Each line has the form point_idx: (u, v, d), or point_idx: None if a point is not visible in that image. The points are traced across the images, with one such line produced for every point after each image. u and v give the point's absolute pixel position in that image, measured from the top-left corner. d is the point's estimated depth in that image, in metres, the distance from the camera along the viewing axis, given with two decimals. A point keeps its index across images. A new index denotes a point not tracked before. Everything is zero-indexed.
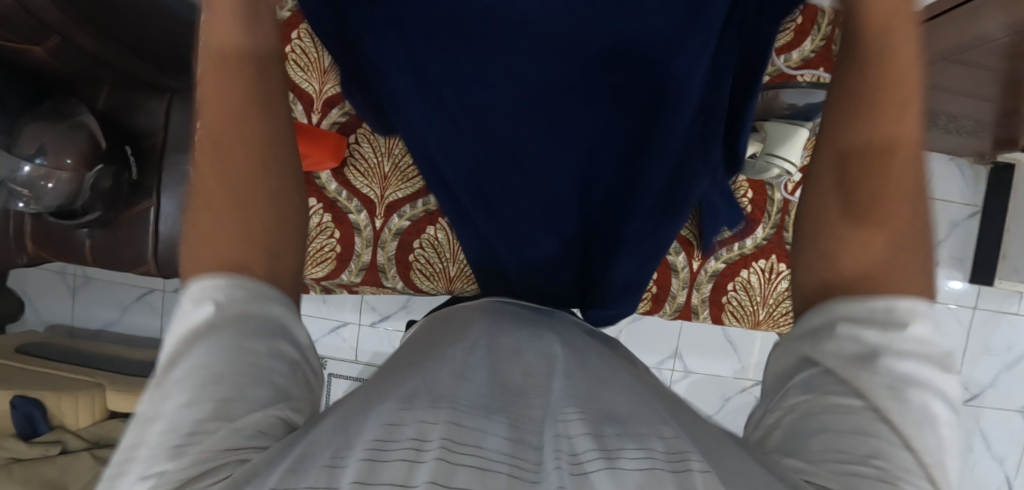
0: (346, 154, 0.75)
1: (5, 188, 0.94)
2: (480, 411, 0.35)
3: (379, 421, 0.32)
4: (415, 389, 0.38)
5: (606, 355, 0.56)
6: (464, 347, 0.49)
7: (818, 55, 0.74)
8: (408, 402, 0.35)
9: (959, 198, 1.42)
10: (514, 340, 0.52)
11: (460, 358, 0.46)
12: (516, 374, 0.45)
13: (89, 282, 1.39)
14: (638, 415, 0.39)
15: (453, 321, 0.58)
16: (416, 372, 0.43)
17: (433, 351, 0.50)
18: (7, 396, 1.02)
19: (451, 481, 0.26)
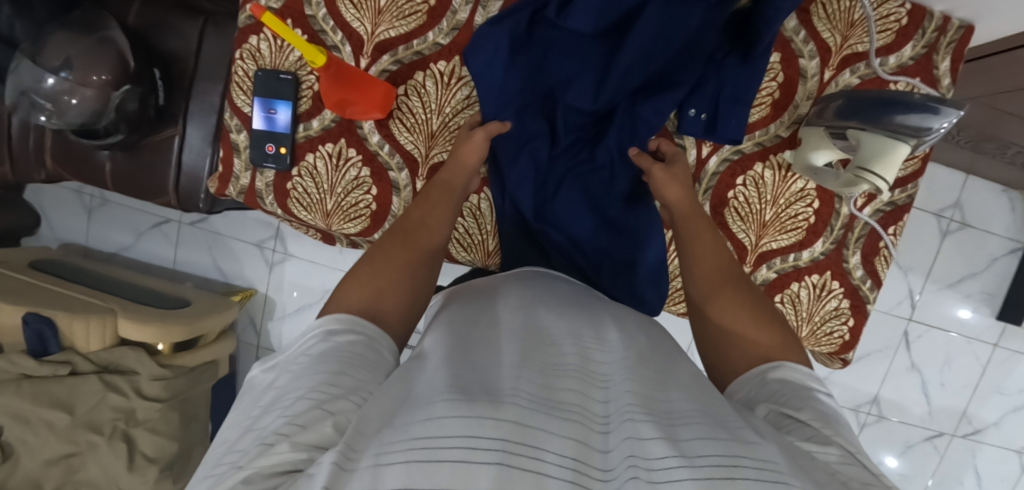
0: (393, 106, 0.70)
1: (24, 98, 0.89)
2: (535, 405, 0.34)
3: (434, 414, 0.30)
4: (468, 381, 0.36)
5: (649, 343, 0.54)
6: (511, 331, 0.47)
7: (917, 63, 0.68)
8: (462, 391, 0.34)
9: (1004, 232, 1.37)
10: (558, 329, 0.50)
11: (515, 352, 0.43)
12: (570, 367, 0.42)
13: (104, 204, 1.37)
14: (725, 421, 0.37)
15: (495, 299, 0.56)
16: (468, 361, 0.41)
17: (481, 335, 0.48)
18: (17, 311, 1.01)
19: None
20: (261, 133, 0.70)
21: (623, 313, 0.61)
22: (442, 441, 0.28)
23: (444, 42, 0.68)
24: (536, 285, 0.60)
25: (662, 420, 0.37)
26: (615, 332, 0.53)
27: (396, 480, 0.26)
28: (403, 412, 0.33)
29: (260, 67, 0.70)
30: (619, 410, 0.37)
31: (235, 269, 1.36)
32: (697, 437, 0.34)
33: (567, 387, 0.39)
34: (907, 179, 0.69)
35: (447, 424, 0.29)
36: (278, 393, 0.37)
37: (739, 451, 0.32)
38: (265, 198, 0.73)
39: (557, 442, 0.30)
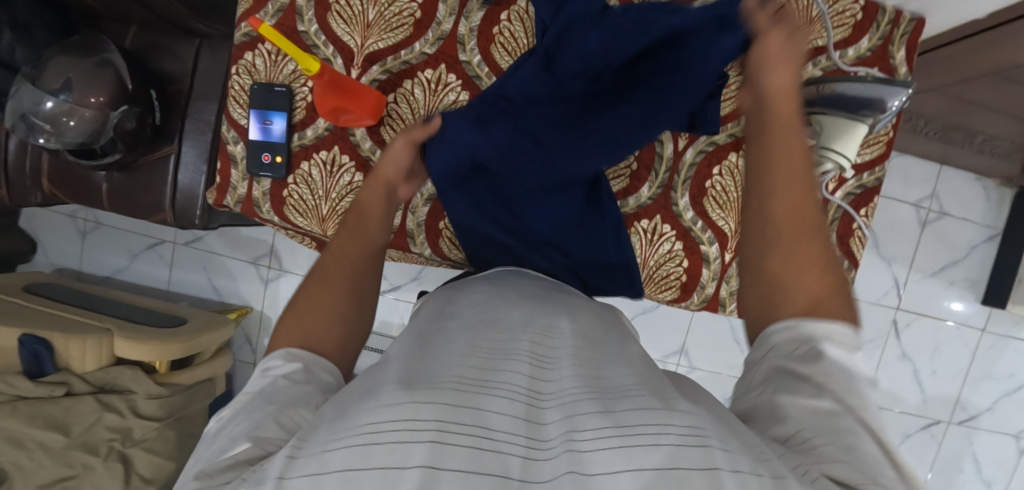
0: (384, 113, 0.73)
1: (23, 121, 0.91)
2: (477, 387, 0.37)
3: (378, 403, 0.33)
4: (415, 374, 0.38)
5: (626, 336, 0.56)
6: (465, 324, 0.51)
7: (874, 54, 0.72)
8: (409, 381, 0.37)
9: (981, 219, 1.41)
10: (514, 317, 0.52)
11: (466, 342, 0.46)
12: (520, 350, 0.44)
13: (99, 228, 1.38)
14: (663, 394, 0.39)
15: (454, 300, 0.59)
16: (420, 357, 0.43)
17: (436, 332, 0.51)
18: (13, 334, 1.01)
19: (446, 462, 0.29)
20: (257, 144, 0.73)
21: (580, 304, 0.63)
22: (380, 426, 0.31)
23: (431, 51, 0.71)
24: (504, 281, 0.63)
25: (595, 395, 0.38)
26: (568, 320, 0.54)
27: (339, 464, 0.29)
28: (352, 404, 0.35)
29: (255, 81, 0.73)
30: (562, 390, 0.39)
31: (232, 287, 1.37)
32: (629, 408, 0.35)
33: (513, 368, 0.41)
34: (875, 163, 0.73)
35: (385, 411, 0.32)
36: (223, 427, 0.40)
37: (667, 420, 0.33)
38: (262, 206, 0.75)
39: (494, 419, 0.33)
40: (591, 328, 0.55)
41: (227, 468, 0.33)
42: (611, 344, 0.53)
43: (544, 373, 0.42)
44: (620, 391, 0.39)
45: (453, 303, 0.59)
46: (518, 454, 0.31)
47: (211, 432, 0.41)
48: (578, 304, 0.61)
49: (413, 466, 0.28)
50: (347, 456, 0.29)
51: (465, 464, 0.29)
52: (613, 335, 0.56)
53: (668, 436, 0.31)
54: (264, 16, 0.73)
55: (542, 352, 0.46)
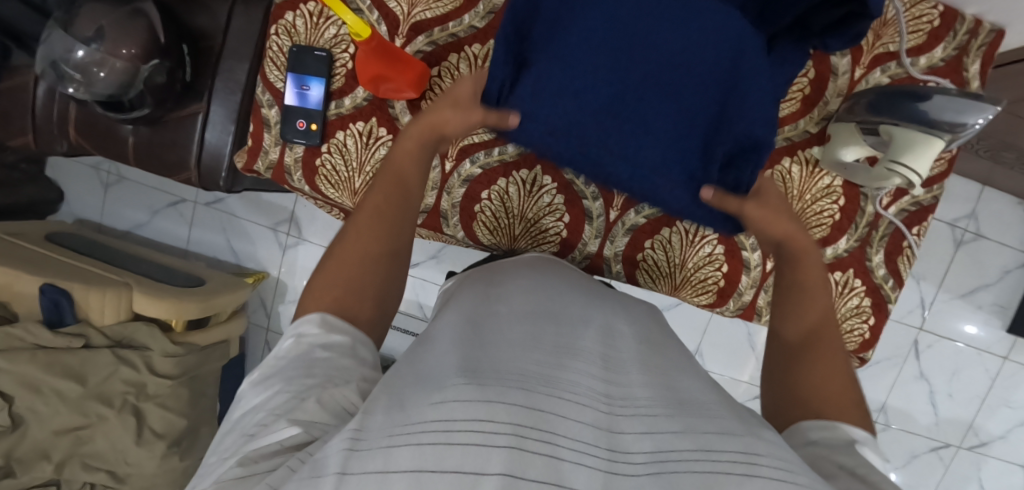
0: (427, 87, 0.69)
1: (54, 69, 0.89)
2: (544, 387, 0.35)
3: (445, 398, 0.31)
4: (477, 365, 0.37)
5: (665, 339, 0.54)
6: (517, 310, 0.49)
7: (947, 64, 0.68)
8: (471, 374, 0.35)
9: (1018, 244, 1.36)
10: (571, 314, 0.50)
11: (525, 332, 0.44)
12: (583, 349, 0.43)
13: (121, 182, 1.38)
14: (742, 419, 0.38)
15: (500, 284, 0.58)
16: (478, 343, 0.41)
17: (487, 315, 0.49)
18: (31, 282, 1.01)
19: (525, 472, 0.27)
20: (293, 108, 0.70)
21: (632, 302, 0.61)
22: (452, 424, 0.29)
23: (480, 25, 0.68)
24: (553, 272, 0.62)
25: (673, 408, 0.37)
26: (625, 323, 0.53)
27: (408, 462, 0.27)
28: (412, 393, 0.34)
29: (294, 42, 0.70)
30: (633, 399, 0.38)
31: (250, 250, 1.36)
32: (708, 431, 0.34)
33: (580, 371, 0.39)
34: (933, 180, 0.70)
35: (456, 408, 0.30)
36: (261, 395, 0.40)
37: (755, 450, 0.32)
38: (293, 174, 0.73)
39: (566, 426, 0.31)
40: (645, 329, 0.53)
41: (272, 452, 0.33)
42: (664, 347, 0.52)
43: (609, 376, 0.41)
44: (697, 407, 0.38)
45: (497, 285, 0.57)
46: (594, 466, 0.29)
47: (242, 402, 0.41)
48: (635, 309, 0.58)
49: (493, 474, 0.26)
50: (417, 456, 0.27)
51: (542, 475, 0.27)
52: (661, 338, 0.54)
53: (760, 468, 0.30)
54: None
55: (604, 354, 0.44)
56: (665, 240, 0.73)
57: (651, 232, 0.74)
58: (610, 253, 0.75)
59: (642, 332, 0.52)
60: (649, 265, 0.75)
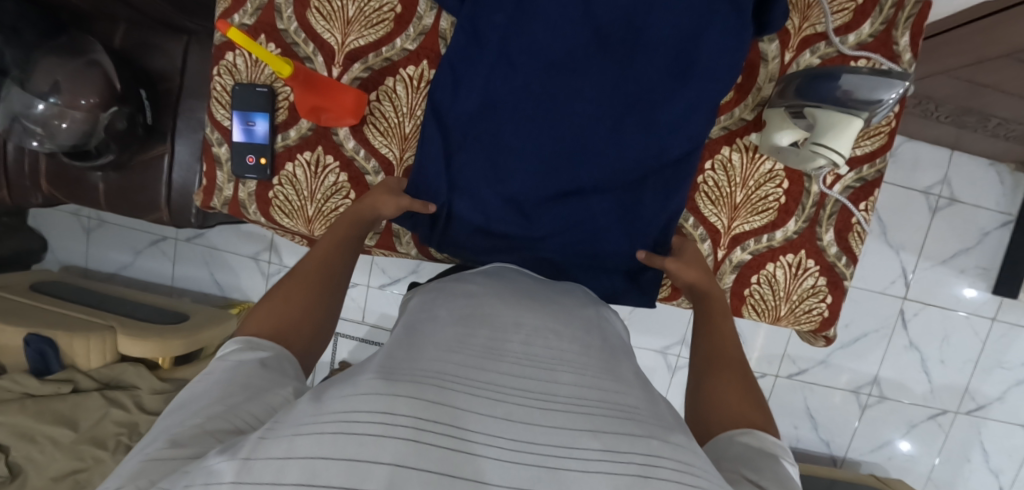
0: (366, 112, 0.72)
1: (16, 124, 0.91)
2: (459, 387, 0.37)
3: (356, 392, 0.33)
4: (397, 364, 0.39)
5: (602, 342, 0.57)
6: (456, 315, 0.53)
7: (876, 39, 0.69)
8: (389, 372, 0.37)
9: (994, 206, 1.36)
10: (506, 317, 0.54)
11: (453, 335, 0.48)
12: (511, 352, 0.46)
13: (103, 226, 1.40)
14: (656, 423, 0.40)
15: (449, 288, 0.61)
16: (408, 349, 0.44)
17: (426, 321, 0.53)
18: (19, 333, 1.04)
19: (418, 461, 0.28)
20: (240, 145, 0.72)
21: (579, 306, 0.64)
22: (355, 415, 0.31)
23: (412, 47, 0.70)
24: (505, 278, 0.66)
25: (603, 411, 0.39)
26: (565, 326, 0.55)
27: (305, 450, 0.28)
28: (331, 387, 0.36)
29: (237, 81, 0.72)
30: (554, 394, 0.40)
31: (233, 281, 1.38)
32: (615, 430, 0.36)
33: (502, 373, 0.42)
34: (876, 154, 0.70)
35: (363, 399, 0.32)
36: (203, 385, 0.41)
37: (659, 452, 0.34)
38: (248, 208, 0.75)
39: (470, 421, 0.33)
40: (582, 334, 0.56)
41: (203, 443, 0.34)
42: (605, 355, 0.53)
43: (539, 374, 0.43)
44: (625, 411, 0.40)
45: (445, 291, 0.61)
46: (491, 457, 0.31)
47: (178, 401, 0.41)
48: (575, 315, 0.60)
49: (383, 462, 0.28)
50: (315, 444, 0.29)
51: (436, 465, 0.29)
52: (601, 345, 0.55)
53: (659, 470, 0.32)
54: (243, 15, 0.72)
55: (532, 356, 0.47)
56: None
57: None
58: None
59: (580, 337, 0.54)
60: None
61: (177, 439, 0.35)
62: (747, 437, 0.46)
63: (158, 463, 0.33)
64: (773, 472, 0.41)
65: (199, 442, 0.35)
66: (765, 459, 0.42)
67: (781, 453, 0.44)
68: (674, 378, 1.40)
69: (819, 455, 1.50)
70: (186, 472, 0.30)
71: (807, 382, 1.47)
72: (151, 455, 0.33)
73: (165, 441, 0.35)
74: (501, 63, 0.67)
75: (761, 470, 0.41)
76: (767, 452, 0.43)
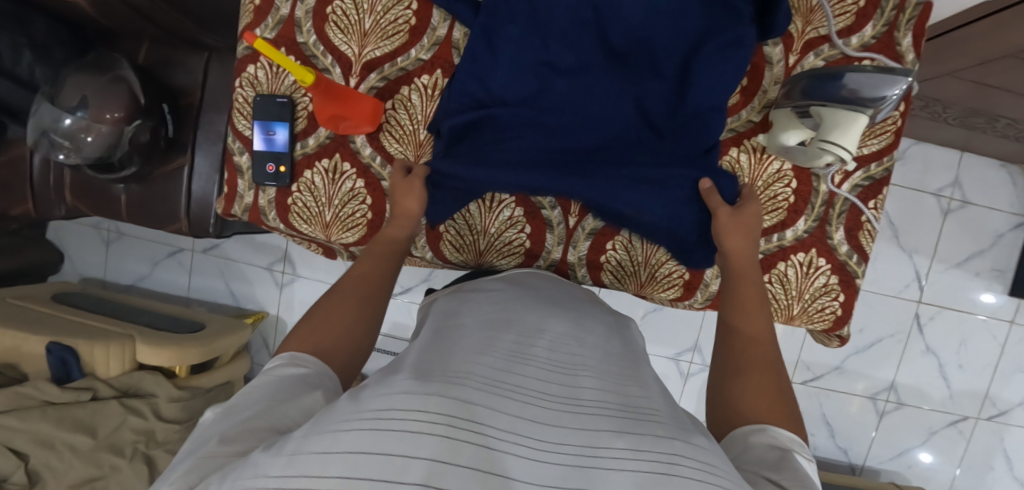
0: (382, 120, 0.74)
1: (45, 138, 0.95)
2: (485, 386, 0.38)
3: (392, 392, 0.34)
4: (430, 366, 0.40)
5: (624, 349, 0.57)
6: (481, 321, 0.54)
7: (879, 41, 0.70)
8: (422, 374, 0.38)
9: (1007, 207, 1.35)
10: (527, 323, 0.55)
11: (480, 340, 0.49)
12: (535, 357, 0.47)
13: (121, 238, 1.44)
14: (675, 423, 0.40)
15: (471, 296, 0.63)
16: (438, 350, 0.46)
17: (451, 326, 0.54)
18: (41, 342, 1.06)
19: (454, 457, 0.29)
20: (261, 154, 0.75)
21: (595, 313, 0.64)
22: (393, 414, 0.31)
23: (426, 57, 0.73)
24: (523, 285, 0.67)
25: (625, 414, 0.40)
26: (587, 333, 0.56)
27: (350, 444, 0.30)
28: (367, 388, 0.37)
29: (258, 93, 0.75)
30: (577, 398, 0.41)
31: (248, 291, 1.40)
32: (640, 431, 0.36)
33: (527, 374, 0.43)
34: (883, 152, 0.71)
35: (401, 400, 0.33)
36: (247, 396, 0.42)
37: (681, 452, 0.34)
38: (268, 214, 0.77)
39: (494, 417, 0.34)
40: (604, 340, 0.57)
41: (249, 441, 0.36)
42: (626, 362, 0.53)
43: (561, 379, 0.44)
44: (646, 413, 0.41)
45: (468, 299, 0.62)
46: (518, 454, 0.31)
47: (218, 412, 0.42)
48: (592, 320, 0.61)
49: (420, 456, 0.29)
50: (358, 440, 0.30)
51: (469, 460, 0.29)
52: (622, 351, 0.56)
53: (681, 468, 0.32)
54: (265, 29, 0.75)
55: (553, 362, 0.47)
56: (626, 240, 0.76)
57: (612, 233, 0.76)
58: (574, 258, 0.78)
59: (600, 343, 0.55)
60: (614, 266, 0.77)
61: (226, 437, 0.36)
62: (766, 434, 0.46)
63: (205, 460, 0.34)
64: (793, 465, 0.41)
65: (245, 440, 0.36)
66: (785, 456, 0.43)
67: (795, 446, 0.45)
68: (687, 385, 1.39)
69: (837, 463, 1.48)
70: (235, 466, 0.31)
71: (823, 389, 1.45)
72: (202, 454, 0.35)
73: (215, 439, 0.36)
74: (522, 65, 0.67)
75: (780, 463, 0.42)
76: (784, 449, 0.44)
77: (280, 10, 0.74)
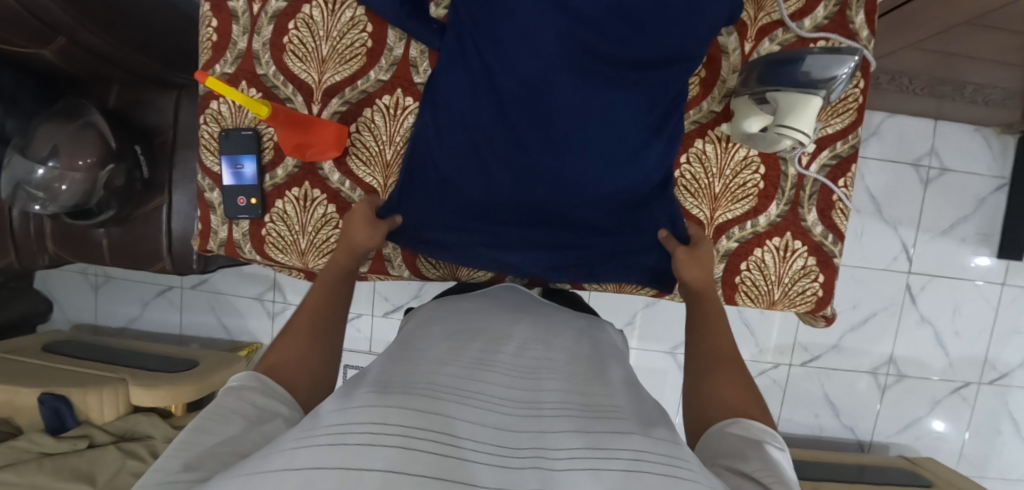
0: (348, 143, 0.75)
1: (18, 190, 0.94)
2: (449, 396, 0.38)
3: (350, 407, 0.34)
4: (390, 379, 0.40)
5: (594, 350, 0.58)
6: (446, 331, 0.55)
7: (832, 21, 0.71)
8: (382, 387, 0.38)
9: (986, 171, 1.36)
10: (497, 330, 0.55)
11: (446, 349, 0.49)
12: (500, 362, 0.48)
13: (109, 281, 1.43)
14: (646, 422, 0.40)
15: (448, 310, 0.63)
16: (401, 361, 0.46)
17: (418, 337, 0.54)
18: (33, 394, 1.05)
19: (411, 466, 0.28)
20: (231, 188, 0.75)
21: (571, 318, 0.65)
22: (351, 429, 0.31)
23: (386, 77, 0.73)
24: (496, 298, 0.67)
25: (586, 413, 0.40)
26: (563, 343, 0.56)
27: (304, 461, 0.28)
28: (327, 406, 0.36)
29: (224, 127, 0.75)
30: (543, 402, 0.41)
31: (240, 323, 1.40)
32: (604, 432, 0.36)
33: (490, 380, 0.43)
34: (847, 131, 0.71)
35: (359, 416, 0.32)
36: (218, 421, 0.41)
37: (646, 449, 0.34)
38: (243, 247, 0.77)
39: (460, 427, 0.34)
40: (582, 351, 0.56)
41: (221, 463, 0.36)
42: (594, 363, 0.53)
43: (528, 384, 0.45)
44: (608, 411, 0.41)
45: (445, 312, 0.62)
46: (481, 460, 0.31)
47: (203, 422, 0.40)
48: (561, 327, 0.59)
49: (374, 469, 0.27)
50: (313, 455, 0.28)
51: (427, 468, 0.28)
52: (590, 352, 0.56)
53: (646, 464, 0.32)
54: (224, 64, 0.75)
55: (518, 366, 0.48)
56: None
57: None
58: None
59: (575, 349, 0.56)
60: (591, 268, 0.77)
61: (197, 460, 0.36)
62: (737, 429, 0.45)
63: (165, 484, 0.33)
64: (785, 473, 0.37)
65: (208, 465, 0.36)
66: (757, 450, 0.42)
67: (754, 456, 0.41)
68: None
69: (844, 441, 1.47)
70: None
71: (823, 369, 1.44)
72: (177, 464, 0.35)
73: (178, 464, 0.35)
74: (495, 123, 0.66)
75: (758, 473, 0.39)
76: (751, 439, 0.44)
77: (238, 44, 0.75)
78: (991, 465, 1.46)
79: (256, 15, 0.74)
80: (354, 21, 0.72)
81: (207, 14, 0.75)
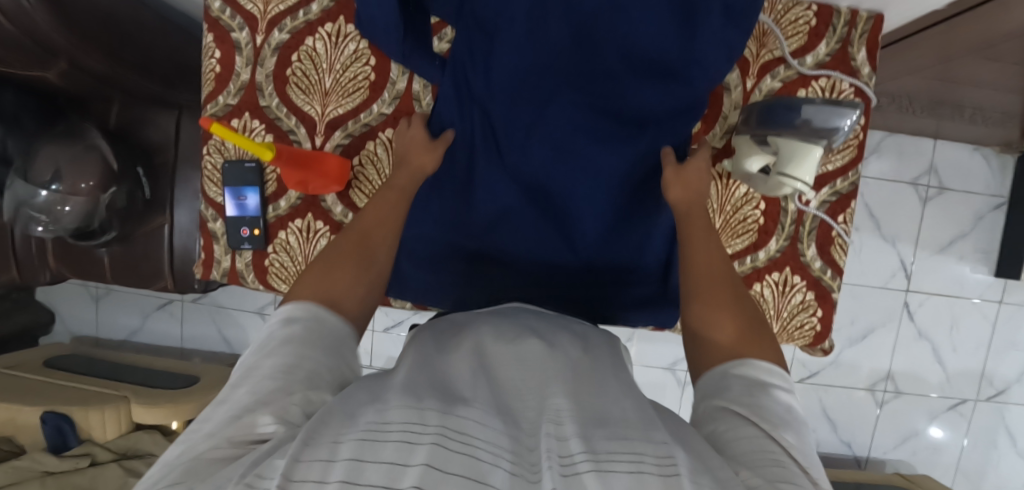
0: (350, 176, 0.75)
1: (21, 211, 0.94)
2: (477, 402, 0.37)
3: (384, 407, 0.35)
4: (420, 382, 0.40)
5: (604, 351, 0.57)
6: (479, 328, 0.53)
7: (833, 58, 0.71)
8: (413, 389, 0.38)
9: (984, 189, 1.37)
10: (526, 326, 0.54)
11: (476, 350, 0.48)
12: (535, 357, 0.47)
13: (110, 293, 1.44)
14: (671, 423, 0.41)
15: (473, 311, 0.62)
16: (430, 363, 0.45)
17: (453, 333, 0.53)
18: (36, 413, 1.06)
19: (446, 465, 0.28)
20: (234, 219, 0.75)
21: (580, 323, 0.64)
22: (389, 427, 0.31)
23: (388, 111, 0.74)
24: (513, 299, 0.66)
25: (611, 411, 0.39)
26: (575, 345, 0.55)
27: (346, 454, 0.29)
28: (361, 402, 0.37)
29: (226, 159, 0.75)
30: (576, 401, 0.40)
31: (241, 336, 1.41)
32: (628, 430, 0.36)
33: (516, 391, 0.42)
34: (847, 168, 0.72)
35: (394, 415, 0.33)
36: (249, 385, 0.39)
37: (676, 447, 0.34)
38: (246, 276, 0.77)
39: (472, 427, 0.33)
40: (591, 351, 0.54)
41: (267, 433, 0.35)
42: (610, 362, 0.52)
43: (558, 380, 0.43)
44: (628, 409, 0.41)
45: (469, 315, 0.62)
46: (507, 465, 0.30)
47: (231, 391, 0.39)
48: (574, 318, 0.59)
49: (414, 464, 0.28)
50: (353, 449, 0.29)
51: (459, 468, 0.28)
52: (603, 352, 0.55)
53: (675, 460, 0.32)
54: (227, 96, 0.75)
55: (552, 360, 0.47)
56: None
57: None
58: None
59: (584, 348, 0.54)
60: None
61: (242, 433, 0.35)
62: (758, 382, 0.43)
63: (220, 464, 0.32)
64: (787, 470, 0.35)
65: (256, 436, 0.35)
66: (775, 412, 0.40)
67: (765, 419, 0.39)
68: (685, 394, 1.40)
69: (843, 457, 1.48)
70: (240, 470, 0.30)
71: (822, 384, 1.45)
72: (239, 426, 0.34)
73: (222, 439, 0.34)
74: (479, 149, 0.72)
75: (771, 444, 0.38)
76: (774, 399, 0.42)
77: (241, 75, 0.75)
78: (987, 480, 1.47)
79: (259, 46, 0.74)
80: (357, 54, 0.73)
81: (209, 44, 0.75)
